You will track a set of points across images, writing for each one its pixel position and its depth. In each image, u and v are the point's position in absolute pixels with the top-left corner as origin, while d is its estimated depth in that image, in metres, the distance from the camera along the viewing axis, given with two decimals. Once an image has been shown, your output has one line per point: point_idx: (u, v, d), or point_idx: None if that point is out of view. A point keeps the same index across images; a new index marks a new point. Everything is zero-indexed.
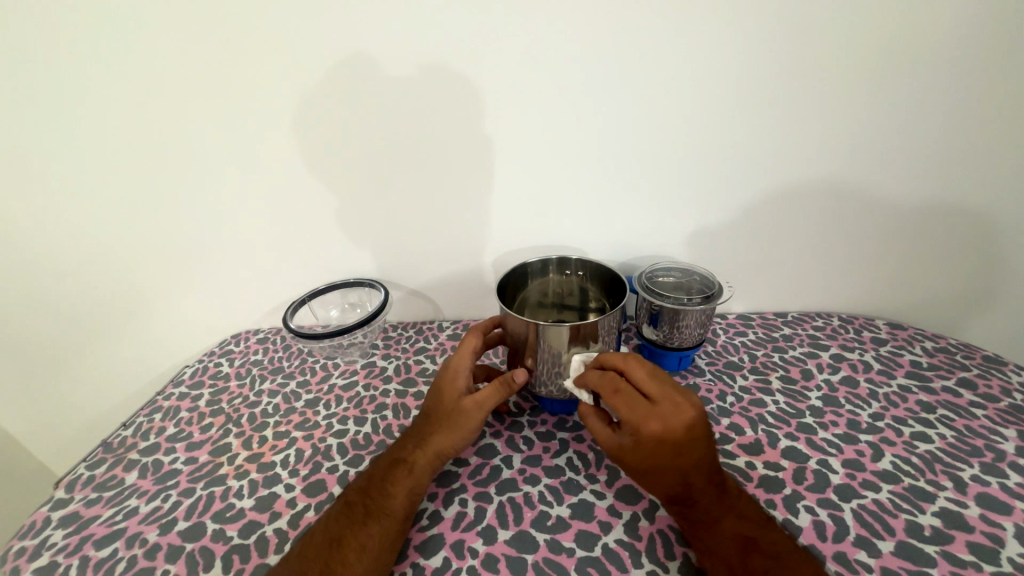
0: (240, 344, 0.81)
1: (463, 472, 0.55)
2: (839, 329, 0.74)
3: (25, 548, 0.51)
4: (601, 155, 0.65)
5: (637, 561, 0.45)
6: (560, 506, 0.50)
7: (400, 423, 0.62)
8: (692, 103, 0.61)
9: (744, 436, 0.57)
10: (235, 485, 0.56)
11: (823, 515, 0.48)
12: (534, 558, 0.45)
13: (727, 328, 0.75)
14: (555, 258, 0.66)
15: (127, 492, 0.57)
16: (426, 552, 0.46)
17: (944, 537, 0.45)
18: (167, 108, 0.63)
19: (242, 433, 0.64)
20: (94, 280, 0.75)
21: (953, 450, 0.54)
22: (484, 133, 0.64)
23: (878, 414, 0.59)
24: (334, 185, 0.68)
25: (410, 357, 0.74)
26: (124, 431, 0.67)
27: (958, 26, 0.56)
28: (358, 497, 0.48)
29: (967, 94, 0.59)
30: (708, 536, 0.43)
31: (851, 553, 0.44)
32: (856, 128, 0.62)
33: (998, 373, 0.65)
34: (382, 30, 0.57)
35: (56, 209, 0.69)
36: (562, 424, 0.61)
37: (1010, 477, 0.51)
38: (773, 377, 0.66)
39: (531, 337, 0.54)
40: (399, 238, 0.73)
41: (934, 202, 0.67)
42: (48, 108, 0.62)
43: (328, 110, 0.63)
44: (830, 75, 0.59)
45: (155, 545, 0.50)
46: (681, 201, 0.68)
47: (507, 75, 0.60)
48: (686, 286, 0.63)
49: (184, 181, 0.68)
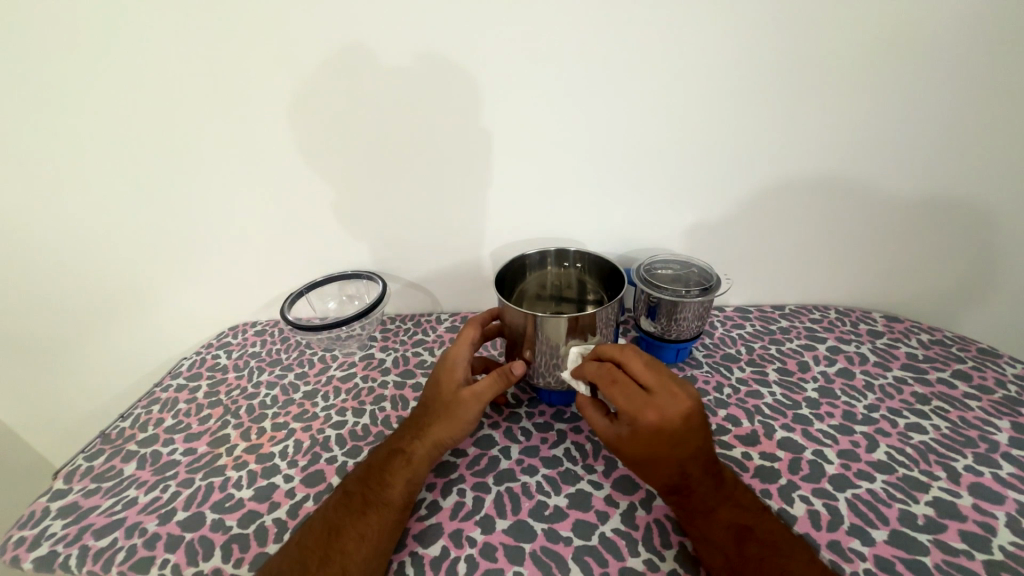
0: (238, 336, 0.81)
1: (462, 462, 0.55)
2: (836, 322, 0.74)
3: (24, 538, 0.51)
4: (600, 148, 0.65)
5: (634, 549, 0.45)
6: (558, 496, 0.50)
7: (398, 414, 0.62)
8: (692, 96, 0.61)
9: (741, 427, 0.57)
10: (234, 476, 0.56)
11: (818, 504, 0.48)
12: (532, 547, 0.46)
13: (725, 320, 0.76)
14: (553, 250, 0.66)
15: (126, 483, 0.57)
16: (424, 542, 0.47)
17: (937, 526, 0.46)
18: (163, 101, 0.62)
19: (240, 424, 0.64)
20: (90, 272, 0.75)
21: (948, 440, 0.55)
22: (483, 126, 0.64)
23: (873, 405, 0.60)
24: (334, 180, 0.68)
25: (408, 349, 0.74)
26: (122, 422, 0.67)
27: (961, 19, 0.55)
28: (358, 487, 0.48)
29: (968, 89, 0.59)
30: (705, 525, 0.43)
31: (846, 542, 0.45)
32: (856, 122, 0.62)
33: (993, 365, 0.65)
34: (381, 21, 0.57)
35: (54, 201, 0.69)
36: (560, 415, 0.61)
37: (1003, 468, 0.51)
38: (769, 368, 0.66)
39: (529, 329, 0.53)
40: (397, 232, 0.73)
41: (932, 195, 0.67)
42: (43, 100, 0.62)
43: (325, 103, 0.62)
44: (830, 69, 0.58)
45: (155, 535, 0.50)
46: (680, 194, 0.68)
47: (506, 68, 0.59)
48: (685, 278, 0.63)
49: (182, 174, 0.67)
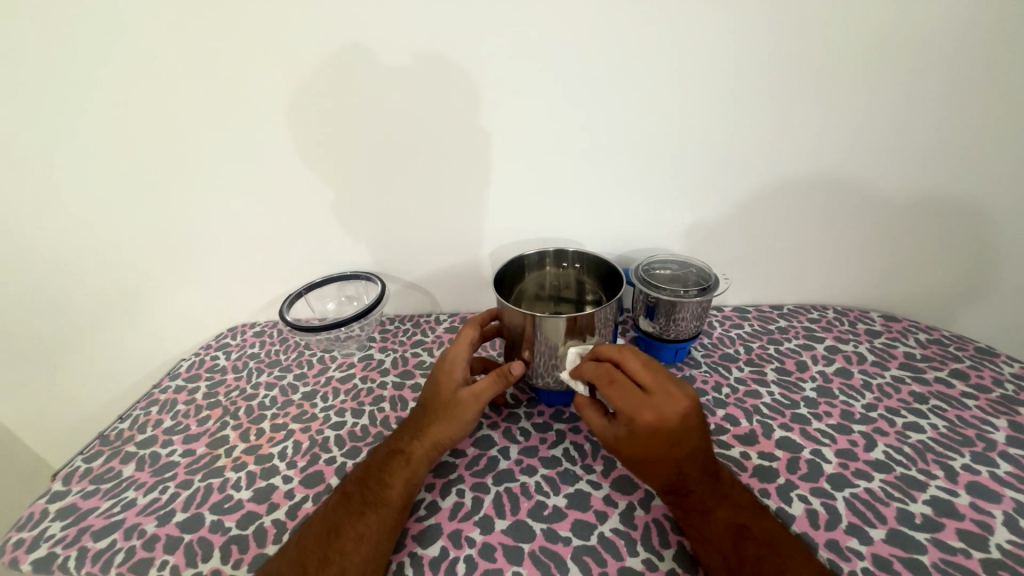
0: (237, 337, 0.81)
1: (460, 463, 0.55)
2: (834, 322, 0.75)
3: (23, 540, 0.51)
4: (598, 149, 0.65)
5: (633, 549, 0.45)
6: (557, 496, 0.51)
7: (397, 415, 0.62)
8: (690, 97, 0.61)
9: (739, 427, 0.57)
10: (233, 477, 0.56)
11: (816, 504, 0.48)
12: (531, 547, 0.46)
13: (724, 320, 0.76)
14: (552, 251, 0.66)
15: (125, 484, 0.57)
16: (423, 542, 0.47)
17: (934, 524, 0.46)
18: (162, 102, 0.62)
19: (239, 425, 0.64)
20: (89, 274, 0.75)
21: (945, 439, 0.55)
22: (482, 127, 0.64)
23: (871, 404, 0.60)
24: (333, 181, 0.68)
25: (407, 350, 0.74)
26: (121, 424, 0.67)
27: (957, 20, 0.56)
28: (357, 487, 0.48)
29: (964, 90, 0.59)
30: (703, 525, 0.44)
31: (843, 541, 0.45)
32: (853, 122, 0.62)
33: (990, 364, 0.65)
34: (380, 22, 0.57)
35: (53, 203, 0.69)
36: (559, 415, 0.61)
37: (1000, 466, 0.51)
38: (767, 368, 0.66)
39: (528, 329, 0.53)
40: (397, 233, 0.73)
41: (930, 195, 0.67)
42: (42, 101, 0.62)
43: (324, 104, 0.62)
44: (827, 70, 0.59)
45: (154, 537, 0.50)
46: (679, 194, 0.68)
47: (505, 69, 0.60)
48: (683, 278, 0.63)
49: (181, 175, 0.67)
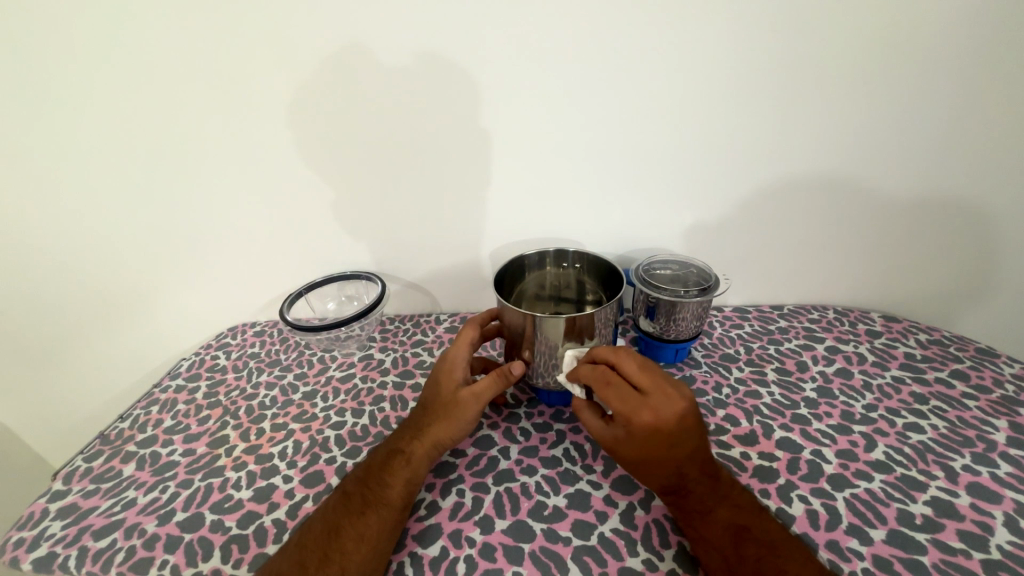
0: (237, 337, 0.81)
1: (460, 463, 0.55)
2: (834, 322, 0.75)
3: (23, 539, 0.51)
4: (598, 149, 0.65)
5: (633, 549, 0.45)
6: (557, 496, 0.51)
7: (397, 415, 0.62)
8: (691, 97, 0.61)
9: (739, 427, 0.57)
10: (233, 476, 0.56)
11: (816, 504, 0.48)
12: (531, 548, 0.46)
13: (724, 320, 0.76)
14: (552, 251, 0.66)
15: (125, 483, 0.58)
16: (423, 542, 0.47)
17: (934, 525, 0.46)
18: (163, 102, 0.62)
19: (240, 425, 0.64)
20: (89, 273, 0.75)
21: (946, 440, 0.55)
22: (482, 127, 0.64)
23: (871, 405, 0.60)
24: (333, 181, 0.68)
25: (407, 349, 0.74)
26: (122, 423, 0.67)
27: (958, 21, 0.56)
28: (357, 487, 0.48)
29: (965, 90, 0.59)
30: (703, 525, 0.44)
31: (843, 542, 0.45)
32: (854, 122, 0.62)
33: (990, 365, 0.65)
34: (380, 22, 0.57)
35: (54, 202, 0.69)
36: (559, 415, 0.61)
37: (1000, 467, 0.51)
38: (767, 368, 0.66)
39: (528, 329, 0.53)
40: (397, 232, 0.73)
41: (930, 196, 0.67)
42: (43, 101, 0.62)
43: (325, 104, 0.62)
44: (828, 70, 0.59)
45: (154, 536, 0.50)
46: (679, 194, 0.68)
47: (505, 70, 0.60)
48: (684, 278, 0.63)
49: (182, 175, 0.67)
